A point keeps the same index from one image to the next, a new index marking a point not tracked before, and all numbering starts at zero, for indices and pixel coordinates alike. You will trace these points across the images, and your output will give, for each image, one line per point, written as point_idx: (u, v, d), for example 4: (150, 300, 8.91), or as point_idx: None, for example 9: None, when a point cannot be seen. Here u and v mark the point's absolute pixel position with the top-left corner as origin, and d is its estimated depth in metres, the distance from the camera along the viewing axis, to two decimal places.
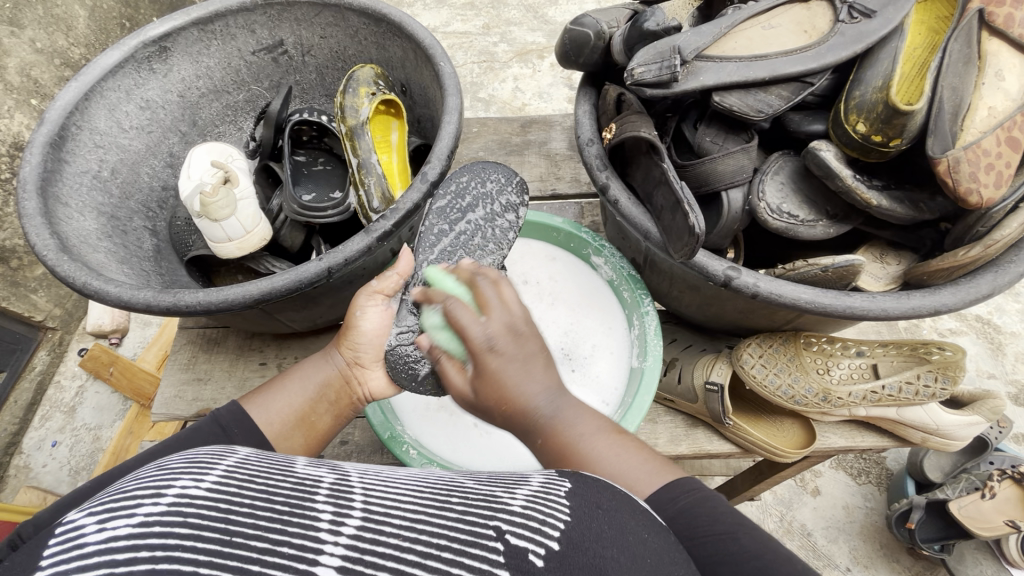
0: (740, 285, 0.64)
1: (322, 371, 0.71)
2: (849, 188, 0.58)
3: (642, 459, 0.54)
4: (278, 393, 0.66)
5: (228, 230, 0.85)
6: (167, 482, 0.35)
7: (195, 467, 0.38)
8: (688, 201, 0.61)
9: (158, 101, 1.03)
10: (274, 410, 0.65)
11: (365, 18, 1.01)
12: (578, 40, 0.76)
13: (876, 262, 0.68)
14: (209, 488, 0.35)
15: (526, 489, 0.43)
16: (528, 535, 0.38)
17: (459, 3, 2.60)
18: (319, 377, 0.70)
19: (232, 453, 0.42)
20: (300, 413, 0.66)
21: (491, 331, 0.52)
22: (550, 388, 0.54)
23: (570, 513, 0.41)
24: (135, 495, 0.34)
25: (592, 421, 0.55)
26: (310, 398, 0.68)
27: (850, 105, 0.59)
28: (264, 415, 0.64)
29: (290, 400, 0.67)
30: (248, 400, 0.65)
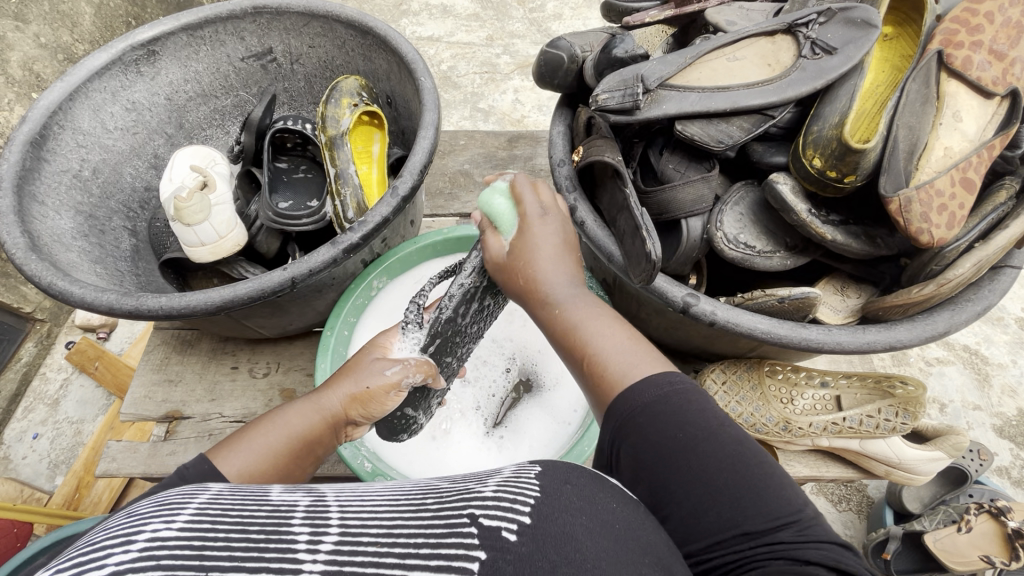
0: (698, 312, 0.65)
1: (305, 419, 0.60)
2: (803, 222, 0.59)
3: (634, 343, 0.51)
4: (260, 440, 0.56)
5: (201, 235, 0.86)
6: (138, 527, 0.34)
7: (165, 509, 0.36)
8: (646, 228, 0.62)
9: (144, 103, 1.05)
10: (253, 462, 0.54)
11: (352, 30, 1.03)
12: (552, 63, 0.77)
13: (837, 295, 0.69)
14: (182, 528, 0.34)
15: (497, 477, 0.43)
16: (500, 514, 0.38)
17: (465, 14, 2.63)
18: (301, 424, 0.59)
19: (205, 490, 0.40)
20: (280, 467, 0.56)
21: (548, 212, 0.57)
22: (570, 278, 0.56)
23: (539, 488, 0.41)
24: (104, 544, 0.33)
25: (596, 308, 0.54)
26: (292, 450, 0.58)
27: (807, 140, 0.59)
28: (242, 466, 0.54)
29: (271, 451, 0.56)
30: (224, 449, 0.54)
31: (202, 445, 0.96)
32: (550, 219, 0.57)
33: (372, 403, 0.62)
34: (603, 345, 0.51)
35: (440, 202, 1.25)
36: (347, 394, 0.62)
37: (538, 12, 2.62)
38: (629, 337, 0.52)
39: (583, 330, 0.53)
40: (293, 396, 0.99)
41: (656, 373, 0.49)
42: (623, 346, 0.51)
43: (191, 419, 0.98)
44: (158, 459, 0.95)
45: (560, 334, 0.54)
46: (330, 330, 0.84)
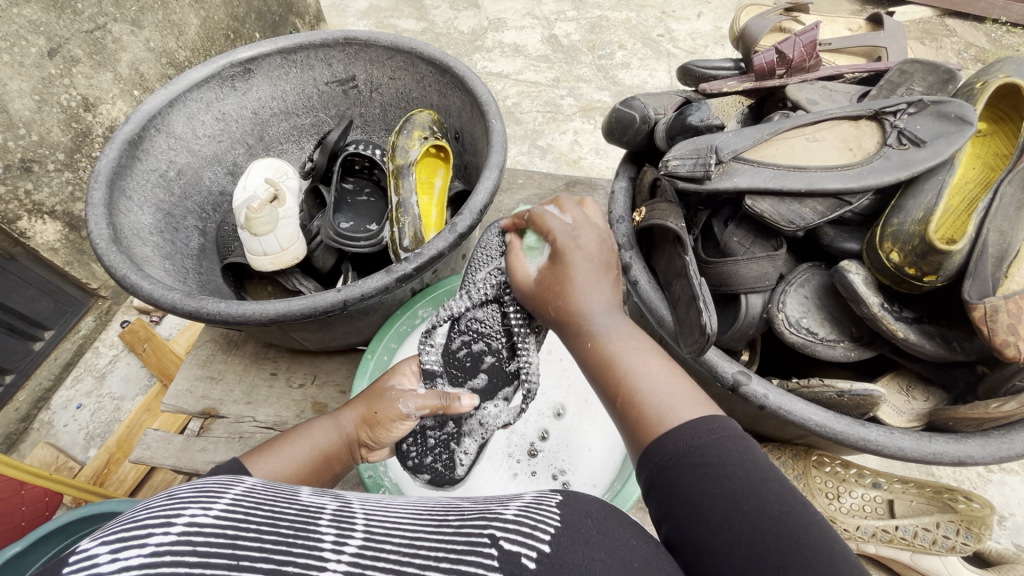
0: (748, 392, 0.62)
1: (328, 437, 0.66)
2: (874, 316, 0.56)
3: (674, 380, 0.51)
4: (282, 454, 0.62)
5: (265, 246, 0.90)
6: (176, 510, 0.33)
7: (204, 495, 0.36)
8: (704, 299, 0.61)
9: (232, 115, 1.12)
10: (276, 472, 0.60)
11: (432, 67, 1.08)
12: (624, 120, 0.79)
13: (901, 395, 0.64)
14: (219, 515, 0.34)
15: (518, 504, 0.42)
16: (520, 539, 0.37)
17: (535, 55, 2.72)
18: (324, 444, 0.65)
19: (239, 482, 0.41)
20: (301, 479, 0.62)
21: (582, 233, 0.59)
22: (609, 302, 0.58)
23: (560, 519, 0.39)
24: (145, 523, 0.32)
25: (639, 339, 0.55)
26: (312, 463, 0.64)
27: (886, 233, 0.57)
28: (265, 474, 0.60)
29: (291, 461, 0.62)
30: (251, 455, 0.61)
31: (232, 447, 0.98)
32: (585, 242, 0.59)
33: (377, 428, 0.66)
34: (641, 377, 0.51)
35: None
36: (359, 417, 0.67)
37: (606, 59, 2.69)
38: (654, 358, 0.53)
39: (621, 364, 0.53)
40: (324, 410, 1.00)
41: (699, 419, 0.47)
42: (631, 345, 0.54)
43: (225, 419, 1.01)
44: (190, 454, 0.98)
45: (597, 363, 0.54)
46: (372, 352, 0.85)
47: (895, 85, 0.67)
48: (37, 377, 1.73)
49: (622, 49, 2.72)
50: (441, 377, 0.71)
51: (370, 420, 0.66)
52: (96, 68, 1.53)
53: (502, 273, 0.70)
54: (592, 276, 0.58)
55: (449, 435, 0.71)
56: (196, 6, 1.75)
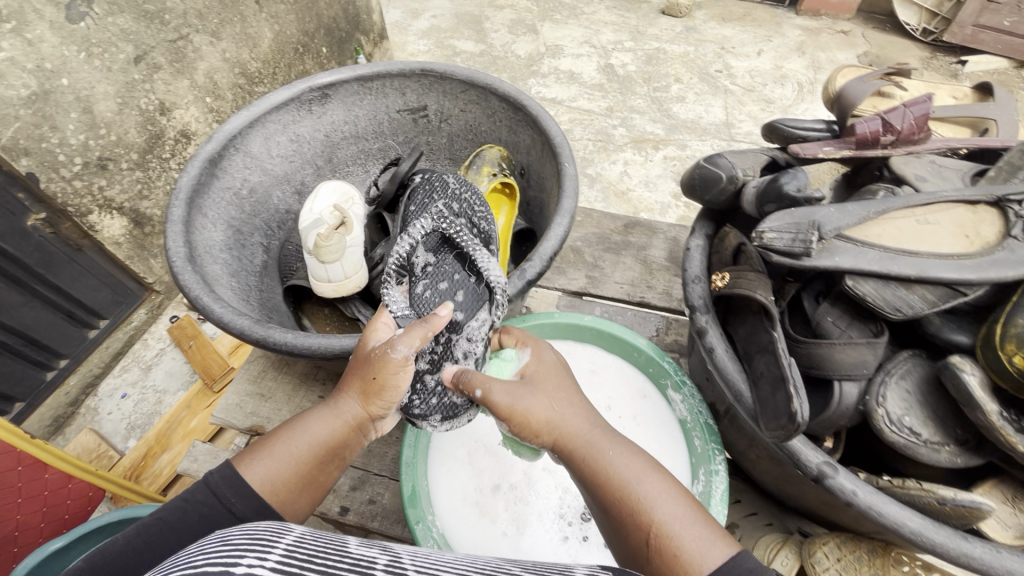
0: (834, 486, 0.58)
1: (327, 428, 0.65)
2: (991, 424, 0.51)
3: (682, 506, 0.54)
4: (274, 455, 0.63)
5: (330, 273, 0.91)
6: (235, 558, 0.32)
7: (259, 542, 0.35)
8: (794, 382, 0.58)
9: (306, 137, 1.14)
10: (273, 474, 0.61)
11: (505, 103, 1.08)
12: (709, 178, 0.76)
13: (1007, 507, 0.58)
14: (277, 567, 0.32)
15: None
16: None
17: (590, 83, 2.73)
18: (324, 436, 0.64)
19: (287, 531, 0.40)
20: (303, 477, 0.63)
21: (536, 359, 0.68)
22: (591, 425, 0.62)
23: None
24: (207, 569, 0.30)
25: (637, 462, 0.58)
26: (313, 457, 0.64)
27: (1009, 332, 0.52)
28: (260, 478, 0.61)
29: (289, 459, 0.63)
30: (241, 460, 0.62)
31: None
32: (551, 373, 0.67)
33: (384, 394, 0.63)
34: (652, 505, 0.54)
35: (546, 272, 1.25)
36: (359, 396, 0.64)
37: (661, 92, 2.67)
38: (656, 476, 0.57)
39: (634, 492, 0.55)
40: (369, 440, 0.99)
41: (722, 560, 0.50)
42: (631, 470, 0.57)
43: None
44: None
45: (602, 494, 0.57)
46: None
47: (1015, 168, 0.63)
48: (87, 364, 1.78)
49: (678, 82, 2.70)
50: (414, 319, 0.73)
51: (371, 390, 0.64)
52: (175, 75, 1.60)
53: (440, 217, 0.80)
54: (559, 398, 0.64)
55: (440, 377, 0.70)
56: (270, 20, 1.82)
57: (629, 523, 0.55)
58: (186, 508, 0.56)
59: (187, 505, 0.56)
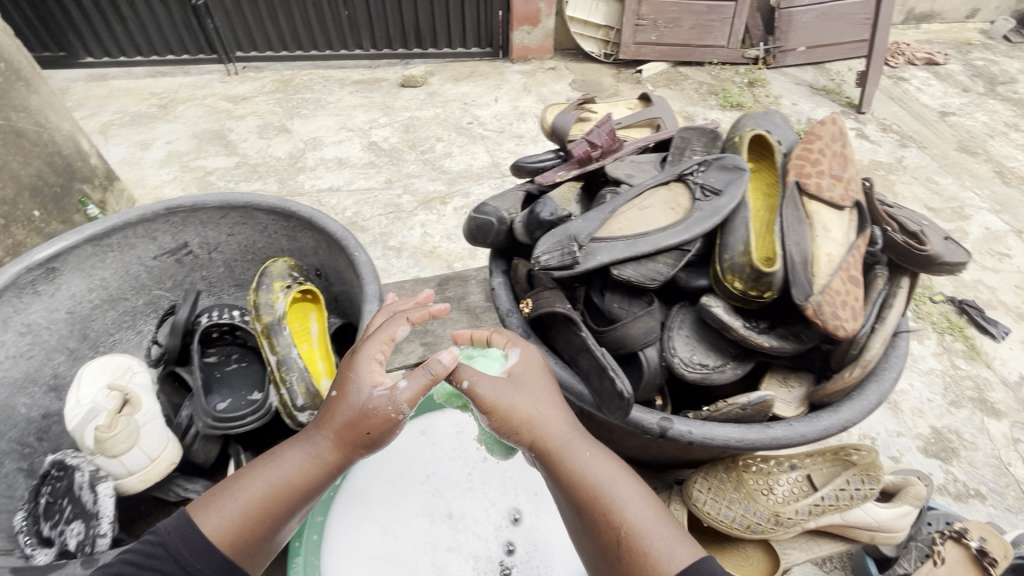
0: (676, 434, 0.69)
1: (299, 461, 0.60)
2: (744, 336, 0.67)
3: (634, 486, 0.59)
4: (230, 500, 0.59)
5: (128, 463, 0.77)
6: None
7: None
8: (612, 366, 0.67)
9: (41, 322, 0.95)
10: (225, 517, 0.58)
11: (273, 215, 1.05)
12: (483, 226, 0.85)
13: (782, 388, 0.76)
14: None
15: None
16: None
17: (361, 164, 2.68)
18: (298, 459, 0.60)
19: None
20: (251, 525, 0.58)
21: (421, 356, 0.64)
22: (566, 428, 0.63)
23: None
24: None
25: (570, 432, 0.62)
26: (258, 505, 0.59)
27: (725, 266, 0.69)
28: (214, 526, 0.57)
29: (237, 508, 0.58)
30: (197, 505, 0.59)
31: None
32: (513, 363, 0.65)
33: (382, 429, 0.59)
34: (621, 504, 0.57)
35: None
36: (332, 435, 0.60)
37: (428, 154, 2.75)
38: (606, 459, 0.61)
39: (606, 497, 0.57)
40: None
41: (675, 544, 0.55)
42: (604, 474, 0.59)
43: None
44: None
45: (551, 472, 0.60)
46: (300, 540, 0.76)
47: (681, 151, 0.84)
48: None
49: (440, 141, 2.82)
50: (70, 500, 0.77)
51: (350, 428, 0.60)
52: None
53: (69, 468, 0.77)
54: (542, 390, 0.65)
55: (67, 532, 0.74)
56: None
57: (591, 512, 0.58)
58: (190, 542, 0.57)
59: (144, 562, 0.56)
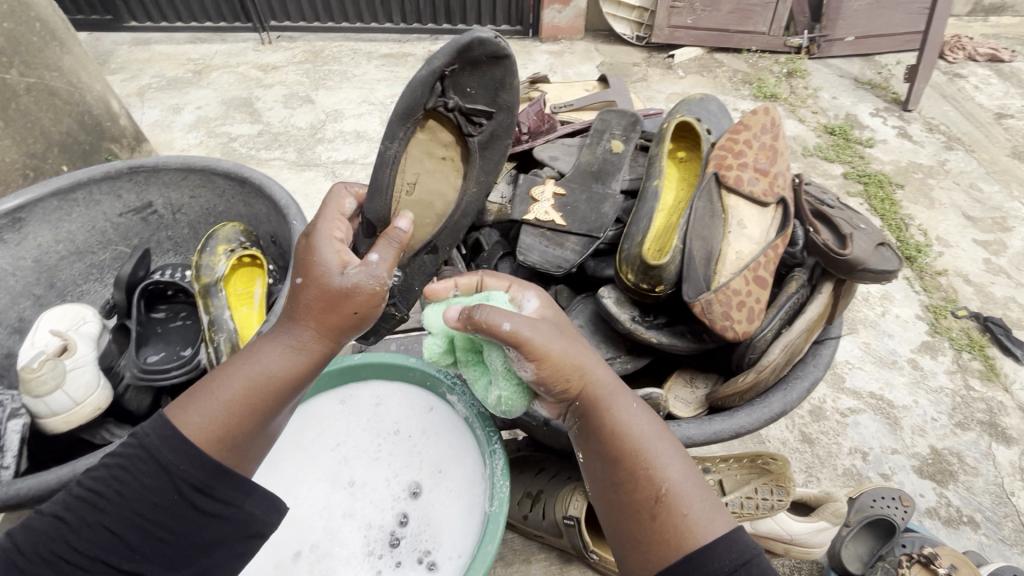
0: (558, 424, 0.68)
1: (283, 357, 0.59)
2: (629, 331, 0.64)
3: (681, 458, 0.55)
4: (217, 389, 0.57)
5: (53, 405, 0.80)
6: None
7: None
8: (494, 351, 0.67)
9: (7, 269, 1.02)
10: (212, 410, 0.56)
11: (229, 180, 1.08)
12: (408, 202, 0.85)
13: (686, 387, 0.74)
14: None
15: None
16: None
17: (377, 138, 2.62)
18: (281, 350, 0.60)
19: None
20: (242, 403, 0.57)
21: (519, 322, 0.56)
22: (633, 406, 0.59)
23: None
24: None
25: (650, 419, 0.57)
26: (236, 399, 0.57)
27: (621, 259, 0.67)
28: (197, 421, 0.55)
29: (223, 398, 0.56)
30: (175, 407, 0.56)
31: None
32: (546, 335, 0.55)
33: (365, 300, 0.61)
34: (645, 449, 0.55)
35: None
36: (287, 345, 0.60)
37: None
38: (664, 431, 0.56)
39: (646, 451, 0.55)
40: None
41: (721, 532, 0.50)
42: (648, 432, 0.55)
43: None
44: None
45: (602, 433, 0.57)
46: None
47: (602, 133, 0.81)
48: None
49: None
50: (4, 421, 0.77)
51: (330, 302, 0.60)
52: None
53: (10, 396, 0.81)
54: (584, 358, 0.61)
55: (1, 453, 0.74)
56: None
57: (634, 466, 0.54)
58: (123, 464, 0.54)
59: (123, 471, 0.53)
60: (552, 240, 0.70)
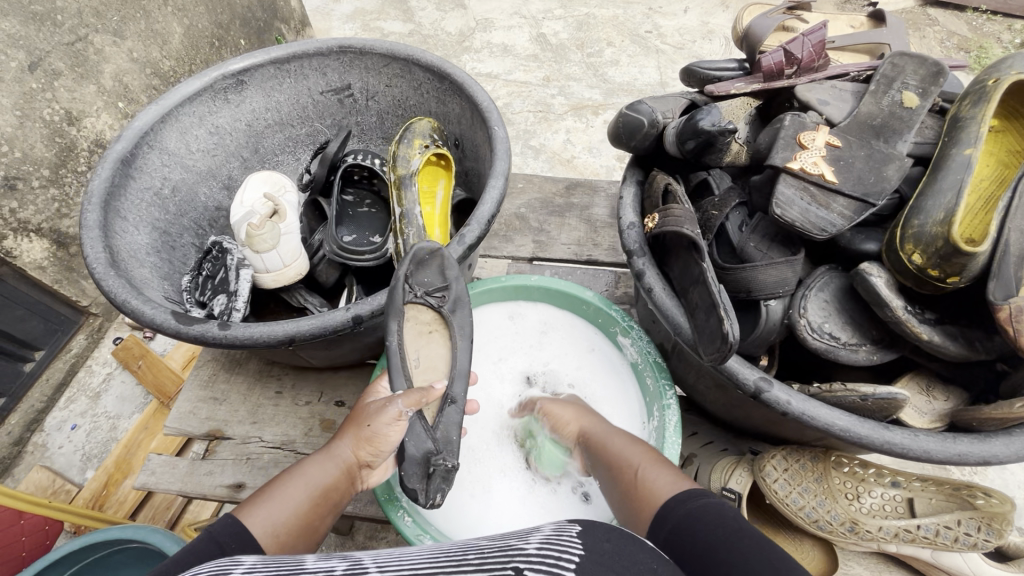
0: (770, 399, 0.61)
1: (326, 474, 0.65)
2: (898, 320, 0.56)
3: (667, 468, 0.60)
4: (274, 501, 0.60)
5: (267, 262, 0.87)
6: None
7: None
8: (725, 308, 0.60)
9: (226, 128, 1.09)
10: (273, 518, 0.58)
11: (429, 74, 1.06)
12: (631, 126, 0.77)
13: (921, 395, 0.64)
14: None
15: (538, 535, 0.44)
16: (543, 569, 0.38)
17: (524, 55, 2.50)
18: (319, 478, 0.64)
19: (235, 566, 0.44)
20: (297, 518, 0.60)
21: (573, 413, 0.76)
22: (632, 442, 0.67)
23: (582, 545, 0.40)
24: None
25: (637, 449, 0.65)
26: (304, 505, 0.62)
27: (907, 234, 0.57)
28: (263, 523, 0.57)
29: (286, 505, 0.60)
30: (242, 509, 0.58)
31: (240, 468, 0.95)
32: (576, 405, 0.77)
33: (377, 442, 0.66)
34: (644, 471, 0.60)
35: (493, 242, 1.26)
36: (355, 440, 0.66)
37: (595, 57, 2.47)
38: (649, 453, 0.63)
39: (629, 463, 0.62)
40: (333, 426, 0.97)
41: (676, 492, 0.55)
42: (646, 458, 0.62)
43: (231, 440, 0.98)
44: (198, 477, 0.95)
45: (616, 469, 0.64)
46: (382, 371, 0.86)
47: (890, 79, 0.67)
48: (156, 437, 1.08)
49: (612, 46, 2.51)
50: (231, 265, 0.86)
51: (367, 439, 0.65)
52: (79, 81, 1.38)
53: (233, 246, 0.89)
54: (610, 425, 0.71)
55: (230, 292, 0.83)
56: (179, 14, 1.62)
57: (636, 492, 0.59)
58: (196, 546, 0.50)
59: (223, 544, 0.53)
60: (817, 197, 0.61)
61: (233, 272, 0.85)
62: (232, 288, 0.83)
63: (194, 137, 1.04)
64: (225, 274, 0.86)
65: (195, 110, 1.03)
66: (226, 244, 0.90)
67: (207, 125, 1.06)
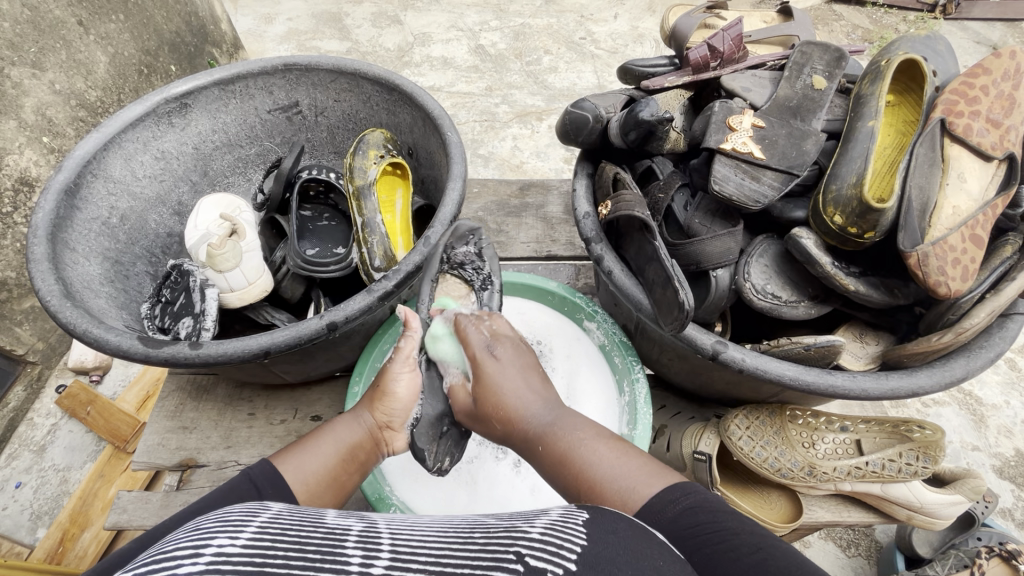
0: (727, 359, 0.67)
1: (352, 432, 0.68)
2: (828, 274, 0.63)
3: (636, 464, 0.57)
4: (310, 453, 0.63)
5: (231, 281, 0.87)
6: (203, 542, 0.38)
7: (230, 525, 0.41)
8: (678, 279, 0.65)
9: (173, 152, 1.07)
10: (307, 470, 0.62)
11: (378, 86, 1.08)
12: (578, 122, 0.82)
13: (856, 342, 0.72)
14: (244, 545, 0.38)
15: (545, 520, 0.46)
16: (547, 557, 0.40)
17: (464, 66, 2.55)
18: (347, 437, 0.68)
19: (264, 509, 0.45)
20: (329, 475, 0.63)
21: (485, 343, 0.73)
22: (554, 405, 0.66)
23: (588, 538, 0.43)
24: (172, 556, 0.36)
25: (589, 429, 0.62)
26: (337, 460, 0.65)
27: (828, 199, 0.64)
28: (297, 474, 0.61)
29: (319, 460, 0.64)
30: (278, 457, 0.62)
31: None
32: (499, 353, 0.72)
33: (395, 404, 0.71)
34: (597, 465, 0.58)
35: None
36: (376, 406, 0.71)
37: (534, 65, 2.55)
38: (610, 442, 0.61)
39: (578, 455, 0.59)
40: None
41: (654, 494, 0.54)
42: (603, 450, 0.59)
43: (205, 467, 0.96)
44: (173, 509, 0.93)
45: (555, 460, 0.61)
46: (360, 377, 0.88)
47: (801, 66, 0.75)
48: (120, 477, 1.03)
49: (549, 54, 2.59)
50: (190, 288, 0.85)
51: (384, 400, 0.71)
52: None
53: (191, 267, 0.88)
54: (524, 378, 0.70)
55: (194, 314, 0.82)
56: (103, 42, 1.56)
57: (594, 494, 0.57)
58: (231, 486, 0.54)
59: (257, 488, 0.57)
60: (749, 173, 0.68)
61: (193, 293, 0.83)
62: (195, 310, 0.82)
63: (140, 163, 1.02)
64: (187, 297, 0.84)
65: (140, 135, 1.01)
66: (183, 267, 0.88)
67: (152, 150, 1.03)
